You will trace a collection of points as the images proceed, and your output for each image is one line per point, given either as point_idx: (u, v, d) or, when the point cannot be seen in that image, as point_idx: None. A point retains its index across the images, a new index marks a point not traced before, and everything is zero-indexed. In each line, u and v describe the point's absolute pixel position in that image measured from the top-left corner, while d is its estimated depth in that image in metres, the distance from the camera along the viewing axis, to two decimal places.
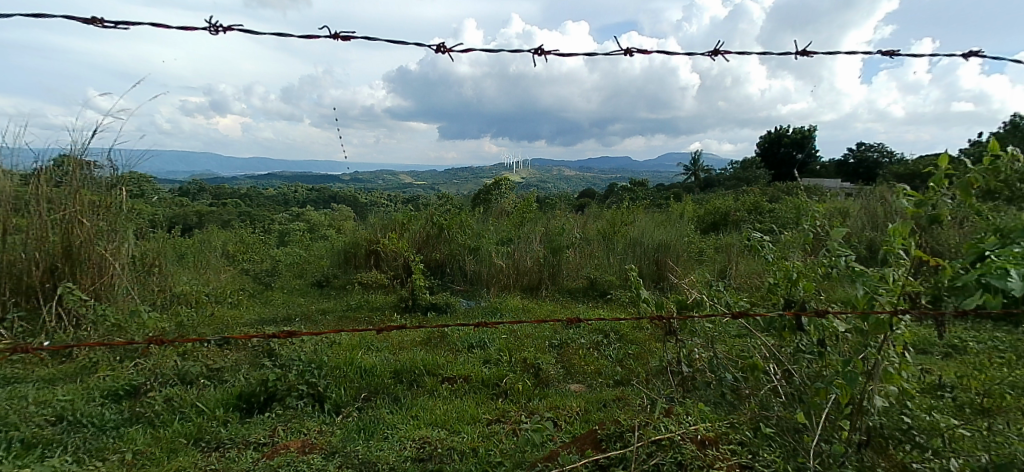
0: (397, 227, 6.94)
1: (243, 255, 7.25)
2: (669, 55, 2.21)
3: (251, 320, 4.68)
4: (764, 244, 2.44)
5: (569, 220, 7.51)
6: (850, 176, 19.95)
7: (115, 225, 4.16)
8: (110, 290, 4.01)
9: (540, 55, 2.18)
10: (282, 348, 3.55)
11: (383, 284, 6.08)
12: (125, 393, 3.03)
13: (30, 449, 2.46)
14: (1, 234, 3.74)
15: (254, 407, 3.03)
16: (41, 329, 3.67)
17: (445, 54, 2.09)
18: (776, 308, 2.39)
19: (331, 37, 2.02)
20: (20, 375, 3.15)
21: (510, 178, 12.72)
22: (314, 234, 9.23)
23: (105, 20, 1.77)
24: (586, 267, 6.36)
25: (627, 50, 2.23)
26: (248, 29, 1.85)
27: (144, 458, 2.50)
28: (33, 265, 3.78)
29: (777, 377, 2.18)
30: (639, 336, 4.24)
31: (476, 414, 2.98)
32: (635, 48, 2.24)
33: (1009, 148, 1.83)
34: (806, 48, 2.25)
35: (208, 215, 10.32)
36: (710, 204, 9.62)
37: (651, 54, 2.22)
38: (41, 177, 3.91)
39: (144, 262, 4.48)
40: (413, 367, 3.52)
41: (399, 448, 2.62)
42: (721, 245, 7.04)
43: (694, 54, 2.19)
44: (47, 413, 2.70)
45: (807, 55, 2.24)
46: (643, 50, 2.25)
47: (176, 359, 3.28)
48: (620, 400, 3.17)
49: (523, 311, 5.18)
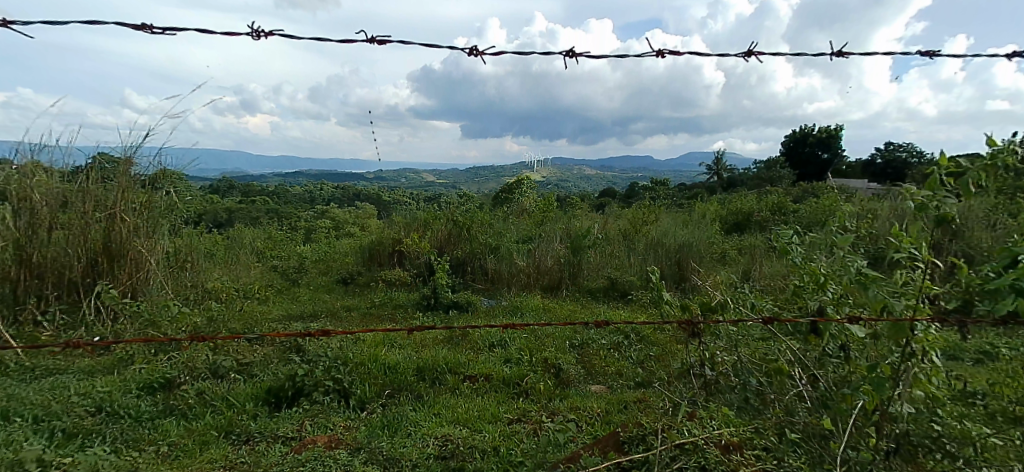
0: (421, 227, 7.03)
1: (271, 252, 7.39)
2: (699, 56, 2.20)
3: (278, 315, 4.80)
4: (788, 247, 2.41)
5: (590, 220, 7.50)
6: (878, 177, 19.56)
7: (151, 223, 4.28)
8: (146, 284, 4.13)
9: (570, 56, 2.19)
10: (309, 346, 3.64)
11: (406, 282, 6.16)
12: (159, 385, 3.11)
13: (71, 439, 2.55)
14: (47, 230, 3.88)
15: (282, 402, 3.10)
16: (82, 322, 3.81)
17: (478, 56, 2.11)
18: (799, 311, 2.37)
19: (367, 40, 2.05)
20: (62, 366, 3.27)
21: (531, 177, 12.75)
22: (339, 232, 9.38)
23: (154, 25, 1.83)
24: (606, 266, 6.36)
25: (659, 51, 2.22)
26: (289, 34, 1.88)
27: (178, 450, 2.57)
28: (76, 260, 3.91)
29: (802, 382, 2.18)
30: (661, 337, 4.24)
31: (497, 413, 3.01)
32: (667, 49, 2.22)
33: (1011, 140, 1.79)
34: (841, 47, 2.21)
35: (237, 212, 10.53)
36: (733, 205, 9.51)
37: (683, 55, 2.20)
38: (85, 176, 4.07)
39: (177, 258, 4.63)
40: (435, 365, 3.57)
41: (422, 445, 2.66)
42: (745, 246, 6.96)
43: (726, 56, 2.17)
44: (87, 404, 2.80)
45: (844, 55, 2.20)
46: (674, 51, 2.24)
47: (208, 353, 3.38)
48: (641, 403, 3.17)
49: (544, 311, 5.20)
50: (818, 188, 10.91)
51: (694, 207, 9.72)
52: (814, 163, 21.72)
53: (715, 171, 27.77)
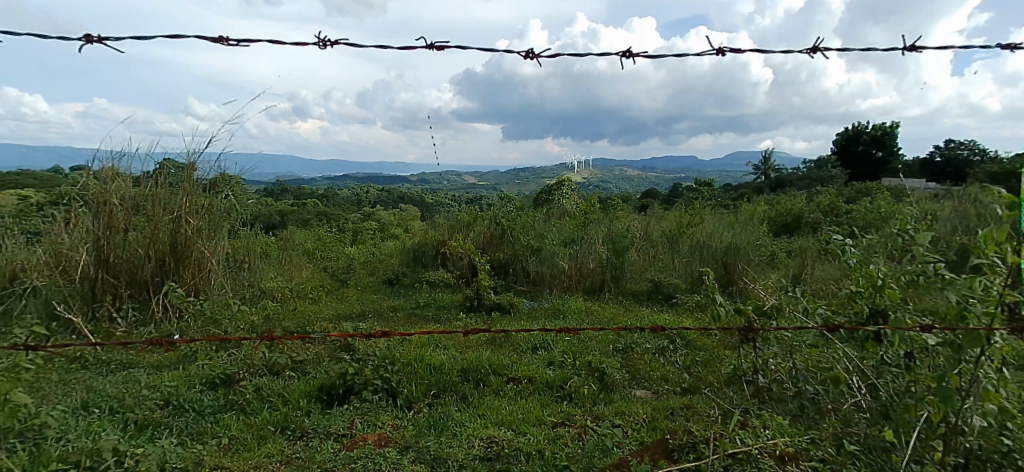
0: (464, 228, 7.12)
1: (320, 253, 7.61)
2: (761, 54, 2.15)
3: (328, 315, 4.94)
4: (842, 249, 2.33)
5: (634, 222, 7.41)
6: (938, 176, 18.61)
7: (213, 225, 4.48)
8: (207, 284, 4.33)
9: (627, 57, 2.19)
10: (359, 345, 3.74)
11: (449, 283, 6.24)
12: (220, 381, 3.25)
13: (142, 430, 2.70)
14: (120, 232, 4.09)
15: (334, 399, 3.19)
16: (151, 319, 4.02)
17: (534, 59, 2.14)
18: (856, 316, 2.29)
19: (427, 46, 2.11)
20: (133, 360, 3.47)
21: (572, 178, 12.70)
22: (385, 234, 9.59)
23: (230, 38, 1.96)
24: (650, 269, 6.29)
25: (719, 49, 2.18)
26: (354, 44, 1.96)
27: (238, 443, 2.68)
28: (146, 261, 4.12)
29: (860, 391, 2.11)
30: (707, 342, 4.16)
31: (541, 416, 3.02)
32: (728, 47, 2.18)
33: None
34: (912, 43, 2.13)
35: (289, 214, 10.90)
36: (782, 206, 9.23)
37: (745, 54, 2.16)
38: (154, 180, 4.29)
39: (234, 259, 4.84)
40: (479, 366, 3.61)
41: (468, 445, 2.70)
42: (795, 249, 6.74)
43: (789, 54, 2.12)
44: (156, 397, 2.96)
45: (916, 50, 2.12)
46: (734, 50, 2.19)
47: (265, 351, 3.52)
48: (688, 409, 3.11)
49: (587, 313, 5.17)
50: (872, 188, 10.47)
51: (740, 207, 9.48)
52: (868, 163, 20.85)
53: (762, 171, 27.01)
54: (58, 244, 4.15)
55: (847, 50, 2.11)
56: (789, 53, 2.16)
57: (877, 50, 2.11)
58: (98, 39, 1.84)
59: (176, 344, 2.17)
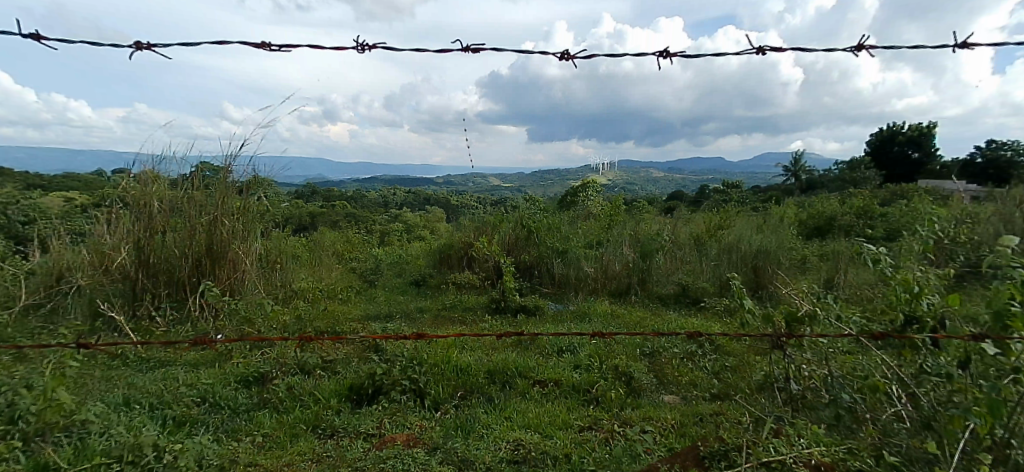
0: (489, 230, 7.15)
1: (349, 254, 7.73)
2: (803, 53, 2.12)
3: (356, 315, 5.01)
4: (876, 255, 2.27)
5: (661, 224, 7.33)
6: (978, 178, 17.98)
7: (247, 226, 4.58)
8: (241, 284, 4.43)
9: (664, 57, 2.19)
10: (387, 346, 3.78)
11: (475, 285, 6.27)
12: (254, 379, 3.32)
13: (180, 427, 2.78)
14: (159, 233, 4.21)
15: (363, 399, 3.23)
16: (187, 318, 4.13)
17: (569, 60, 2.16)
18: (894, 324, 2.22)
19: (462, 49, 2.14)
20: (171, 358, 3.57)
21: (598, 180, 12.63)
22: (412, 235, 9.69)
23: (272, 43, 2.04)
24: (677, 272, 6.22)
25: (759, 48, 2.16)
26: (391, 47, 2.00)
27: (271, 441, 2.74)
28: (183, 261, 4.23)
29: (901, 401, 2.05)
30: (737, 348, 4.09)
31: (568, 420, 3.01)
32: (768, 46, 2.15)
33: None
34: (963, 41, 2.06)
35: (318, 216, 11.09)
36: (814, 208, 9.02)
37: (786, 53, 2.12)
38: (193, 182, 4.42)
39: (267, 259, 4.94)
40: (506, 368, 3.62)
41: (494, 448, 2.70)
42: (828, 253, 6.58)
43: (832, 53, 2.09)
44: (193, 394, 3.04)
45: (966, 47, 2.05)
46: (776, 48, 2.16)
47: (296, 351, 3.58)
48: (718, 416, 3.06)
49: (613, 317, 5.14)
50: (908, 191, 10.17)
51: (770, 210, 9.29)
52: (904, 163, 20.28)
53: (792, 173, 26.48)
54: (101, 244, 4.29)
55: (894, 48, 2.06)
56: (834, 52, 2.12)
57: (924, 47, 2.06)
58: (148, 46, 1.93)
59: (215, 344, 2.23)
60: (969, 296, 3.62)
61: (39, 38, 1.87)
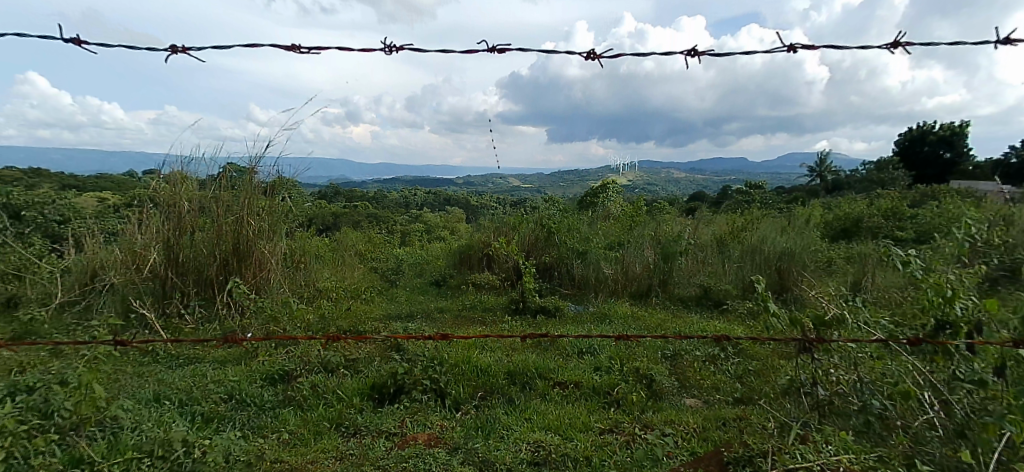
0: (509, 231, 7.17)
1: (370, 254, 7.81)
2: (836, 49, 2.08)
3: (377, 314, 5.05)
4: (907, 257, 2.23)
5: (682, 225, 7.26)
6: (1013, 178, 17.45)
7: (272, 226, 4.66)
8: (266, 283, 4.51)
9: (692, 55, 2.18)
10: (408, 345, 3.81)
11: (495, 286, 6.29)
12: (279, 376, 3.38)
13: (209, 423, 2.83)
14: (188, 233, 4.31)
15: (384, 398, 3.25)
16: (215, 316, 4.21)
17: (596, 60, 2.18)
18: (925, 329, 2.17)
19: (488, 49, 2.15)
20: (199, 355, 3.64)
21: (618, 181, 12.55)
22: (432, 236, 9.74)
23: (302, 46, 2.09)
24: (699, 274, 6.15)
25: (791, 45, 2.12)
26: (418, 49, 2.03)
27: (296, 438, 2.78)
28: (211, 260, 4.31)
29: (934, 408, 2.00)
30: (760, 351, 4.03)
31: (588, 422, 3.00)
32: (799, 43, 2.12)
33: None
34: (1002, 37, 2.01)
35: (340, 216, 11.22)
36: (841, 209, 8.84)
37: (818, 50, 2.09)
38: (220, 182, 4.51)
39: (291, 259, 5.01)
40: (526, 369, 3.61)
41: (515, 449, 2.70)
42: (854, 255, 6.45)
43: (864, 50, 2.05)
44: (221, 391, 3.10)
45: (1006, 43, 2.00)
46: (807, 46, 2.12)
47: (320, 349, 3.64)
48: (742, 420, 3.03)
49: (634, 319, 5.10)
50: (938, 192, 9.91)
51: (794, 211, 9.14)
52: (934, 163, 19.77)
53: (817, 173, 26.01)
54: (132, 243, 4.41)
55: (930, 45, 2.02)
56: (868, 49, 2.08)
57: (960, 44, 2.02)
58: (183, 50, 2.01)
59: (245, 341, 2.27)
60: (1004, 300, 3.52)
61: (81, 43, 1.94)
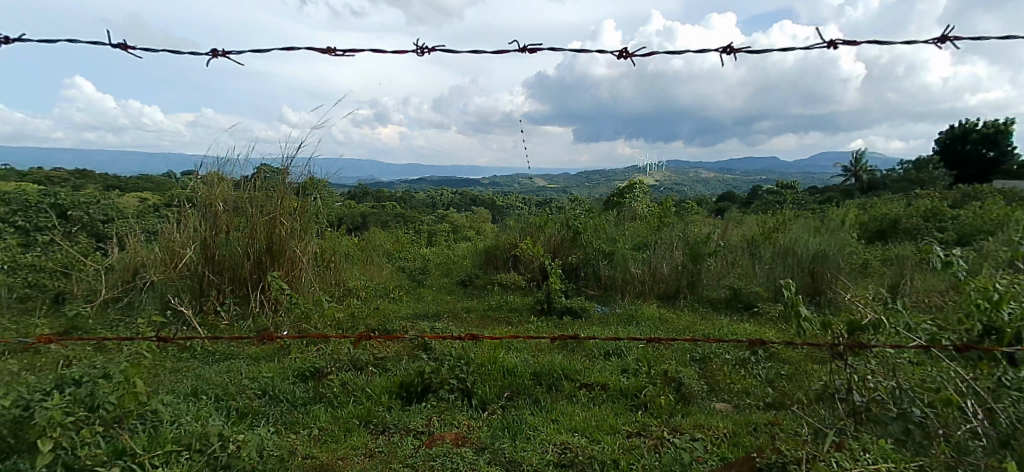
0: (535, 232, 7.17)
1: (398, 254, 7.90)
2: (879, 45, 2.03)
3: (405, 313, 5.11)
4: (950, 258, 2.15)
5: (711, 226, 7.16)
6: None
7: (303, 226, 4.75)
8: (298, 282, 4.59)
9: (727, 53, 2.15)
10: (435, 344, 3.84)
11: (521, 286, 6.30)
12: (310, 373, 3.44)
13: (243, 418, 2.90)
14: (223, 232, 4.42)
15: (412, 396, 3.28)
16: (249, 313, 4.32)
17: (627, 58, 2.19)
18: (970, 334, 2.09)
19: (519, 49, 2.17)
20: (234, 352, 3.73)
21: (645, 181, 12.44)
22: (458, 236, 9.81)
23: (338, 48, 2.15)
24: (728, 276, 6.06)
25: (832, 41, 2.08)
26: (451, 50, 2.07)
27: (327, 434, 2.83)
28: (246, 259, 4.42)
29: (977, 416, 1.94)
30: (792, 355, 3.95)
31: (615, 424, 2.98)
32: (841, 39, 2.07)
33: None
34: None
35: (368, 216, 11.37)
36: (877, 210, 8.60)
37: (860, 45, 2.04)
38: (255, 182, 4.62)
39: (322, 258, 5.09)
40: (552, 370, 3.61)
41: (541, 450, 2.70)
42: (891, 258, 6.26)
43: (908, 45, 2.00)
44: (254, 387, 3.18)
45: None
46: (849, 41, 2.07)
47: (350, 347, 3.69)
48: (774, 426, 2.97)
49: (662, 321, 5.05)
50: (981, 192, 9.55)
51: (828, 212, 8.92)
52: (976, 163, 19.08)
53: (852, 173, 25.34)
54: (171, 241, 4.55)
55: (979, 40, 1.95)
56: (913, 44, 2.02)
57: (1009, 38, 1.95)
58: (223, 54, 2.09)
59: (279, 338, 2.31)
60: None
61: (126, 48, 2.02)
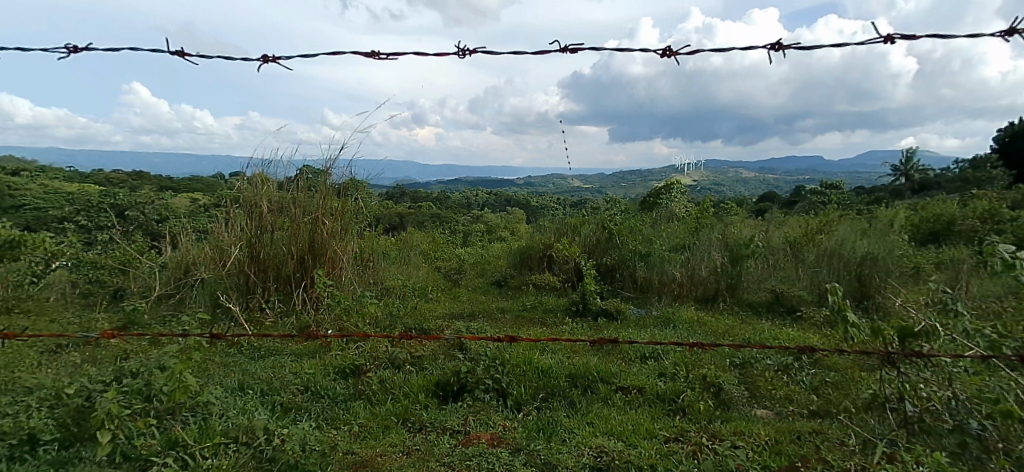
0: (570, 232, 7.14)
1: (434, 253, 7.98)
2: (940, 38, 1.94)
3: (442, 313, 5.16)
4: (1014, 260, 2.04)
5: (752, 227, 6.99)
6: None
7: (343, 226, 4.85)
8: (338, 281, 4.69)
9: (776, 49, 2.10)
10: (471, 344, 3.86)
11: (556, 287, 6.28)
12: (350, 371, 3.51)
13: (287, 412, 2.99)
14: (267, 231, 4.55)
15: (448, 396, 3.31)
16: (292, 310, 4.44)
17: (671, 57, 2.17)
18: None
19: (560, 50, 2.17)
20: (278, 348, 3.84)
21: (683, 181, 12.24)
22: (493, 236, 9.85)
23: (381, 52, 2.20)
24: (770, 278, 5.90)
25: (889, 35, 2.00)
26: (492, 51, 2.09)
27: (366, 431, 2.88)
28: (289, 258, 4.54)
29: None
30: (839, 362, 3.83)
31: (652, 429, 2.94)
32: (898, 33, 1.99)
33: None
34: None
35: (405, 216, 11.53)
36: (930, 211, 8.24)
37: (919, 39, 1.96)
38: (298, 183, 4.75)
39: (361, 257, 5.19)
40: (587, 372, 3.59)
41: (577, 453, 2.69)
42: (946, 261, 5.99)
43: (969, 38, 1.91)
44: (297, 383, 3.26)
45: None
46: (907, 35, 1.99)
47: (388, 346, 3.75)
48: (818, 435, 2.88)
49: (700, 324, 4.96)
50: None
51: (876, 213, 8.60)
52: None
53: (902, 173, 24.37)
54: (219, 240, 4.71)
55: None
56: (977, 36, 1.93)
57: None
58: (273, 58, 2.16)
59: (323, 336, 2.37)
60: None
61: (184, 55, 2.12)
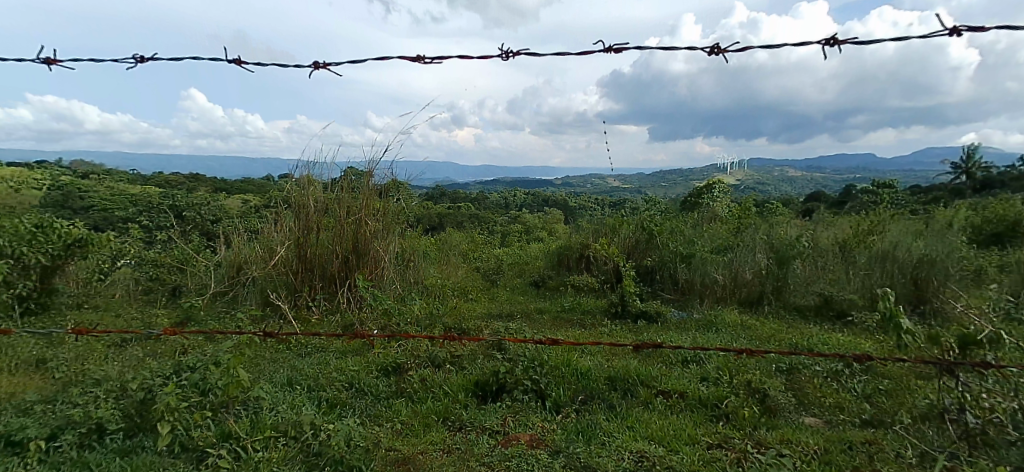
0: (610, 233, 7.08)
1: (472, 253, 8.05)
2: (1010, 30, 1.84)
3: (481, 313, 5.19)
4: None
5: (799, 228, 6.78)
6: None
7: (385, 226, 4.93)
8: (380, 280, 4.78)
9: (831, 45, 2.03)
10: (510, 345, 3.87)
11: (595, 288, 6.24)
12: (392, 369, 3.58)
13: (332, 408, 3.07)
14: (313, 231, 4.68)
15: (488, 395, 3.34)
16: (336, 308, 4.55)
17: (719, 55, 2.13)
18: None
19: (604, 51, 2.15)
20: (323, 345, 3.95)
21: (726, 181, 11.97)
22: (531, 237, 9.84)
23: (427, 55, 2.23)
24: (818, 281, 5.71)
25: (953, 28, 1.91)
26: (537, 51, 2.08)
27: (407, 429, 2.93)
28: (333, 257, 4.66)
29: None
30: (892, 369, 3.67)
31: (694, 434, 2.90)
32: (963, 26, 1.90)
33: None
34: None
35: (444, 216, 11.66)
36: (993, 211, 7.81)
37: (986, 31, 1.86)
38: (342, 184, 4.86)
39: (402, 257, 5.27)
40: (626, 375, 3.55)
41: (617, 457, 2.67)
42: (1011, 265, 5.67)
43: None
44: (342, 379, 3.34)
45: None
46: (973, 27, 1.90)
47: (428, 345, 3.80)
48: (870, 445, 2.78)
49: (744, 328, 4.84)
50: None
51: (934, 213, 8.21)
52: None
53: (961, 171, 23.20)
54: (268, 240, 4.87)
55: None
56: None
57: None
58: (323, 65, 2.22)
59: (368, 335, 2.43)
60: None
61: (240, 62, 2.20)
